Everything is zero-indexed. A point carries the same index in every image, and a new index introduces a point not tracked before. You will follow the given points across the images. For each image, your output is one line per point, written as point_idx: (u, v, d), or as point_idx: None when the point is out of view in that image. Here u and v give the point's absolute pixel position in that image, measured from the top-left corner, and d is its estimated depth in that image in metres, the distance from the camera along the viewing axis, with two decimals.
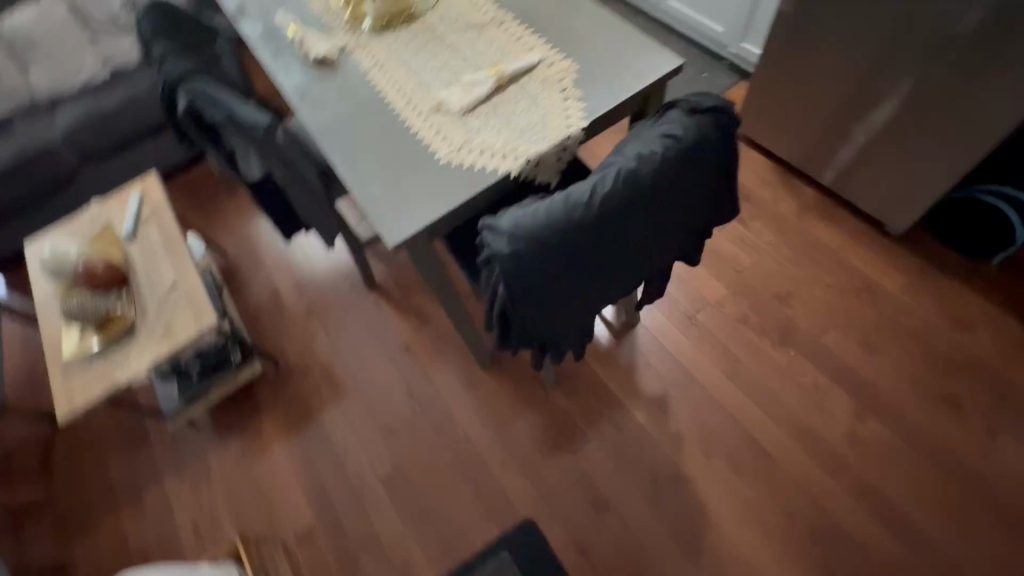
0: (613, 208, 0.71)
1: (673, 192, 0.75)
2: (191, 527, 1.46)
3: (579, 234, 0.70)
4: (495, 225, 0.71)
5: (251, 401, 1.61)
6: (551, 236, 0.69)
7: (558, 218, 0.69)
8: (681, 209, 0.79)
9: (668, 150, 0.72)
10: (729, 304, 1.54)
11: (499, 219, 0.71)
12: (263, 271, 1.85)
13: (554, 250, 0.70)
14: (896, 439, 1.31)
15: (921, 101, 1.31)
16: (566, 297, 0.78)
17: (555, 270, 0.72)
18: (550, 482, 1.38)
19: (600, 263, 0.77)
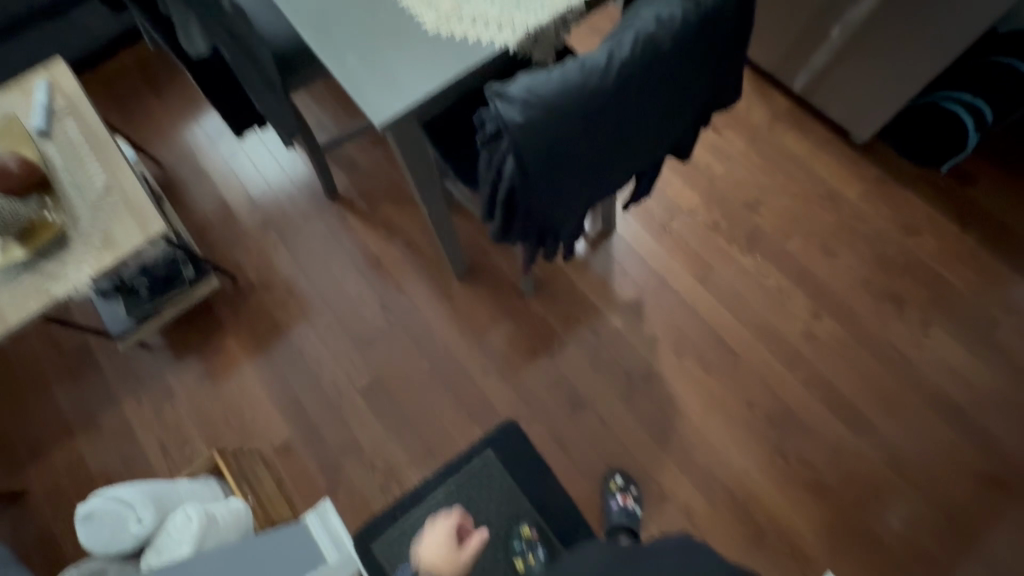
0: (631, 76, 0.67)
1: (688, 64, 0.72)
2: (158, 446, 1.40)
3: (594, 104, 0.66)
4: (506, 91, 0.65)
5: (210, 320, 1.51)
6: (567, 105, 0.65)
7: (575, 84, 0.65)
8: (692, 85, 0.76)
9: (687, 14, 0.68)
10: (701, 212, 1.57)
11: (510, 85, 0.66)
12: (207, 181, 1.67)
13: (569, 121, 0.66)
14: (845, 333, 1.43)
15: (900, 0, 1.30)
16: (574, 178, 0.76)
17: (568, 145, 0.69)
18: (530, 386, 1.41)
19: (610, 141, 0.73)
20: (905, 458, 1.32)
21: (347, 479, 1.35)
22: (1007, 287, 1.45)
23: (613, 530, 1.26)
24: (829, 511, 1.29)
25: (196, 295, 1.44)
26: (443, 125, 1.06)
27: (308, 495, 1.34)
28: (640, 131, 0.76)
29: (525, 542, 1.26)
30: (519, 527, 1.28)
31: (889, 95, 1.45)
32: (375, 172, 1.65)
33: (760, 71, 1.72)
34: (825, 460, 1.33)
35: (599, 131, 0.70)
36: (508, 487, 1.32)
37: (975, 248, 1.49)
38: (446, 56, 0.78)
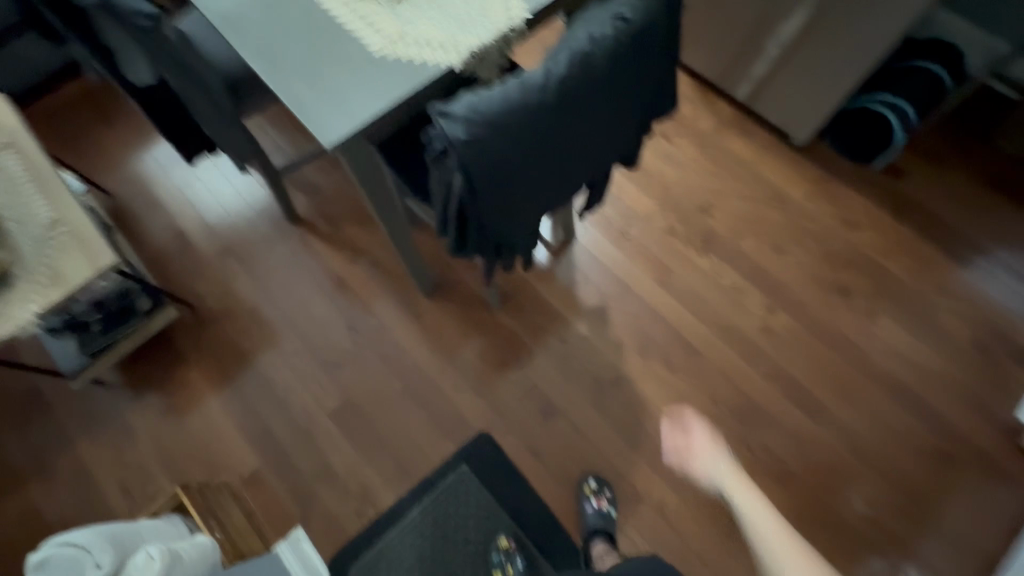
0: (568, 92, 0.71)
1: (623, 79, 0.76)
2: (118, 486, 1.34)
3: (535, 120, 0.69)
4: (449, 110, 0.68)
5: (170, 353, 1.47)
6: (509, 121, 0.68)
7: (515, 101, 0.68)
8: (630, 98, 0.80)
9: (618, 32, 0.72)
10: (657, 217, 1.62)
11: (453, 104, 0.68)
12: (162, 210, 1.64)
13: (512, 137, 0.69)
14: (799, 325, 1.50)
15: (824, 12, 1.40)
16: (523, 190, 0.78)
17: (512, 159, 0.72)
18: (501, 397, 1.42)
19: (554, 154, 0.77)
20: (862, 442, 1.39)
21: (320, 506, 1.32)
22: (943, 273, 1.55)
23: (590, 534, 1.26)
24: (796, 499, 1.33)
25: (153, 326, 1.40)
26: (397, 144, 1.08)
27: (280, 524, 1.31)
28: (584, 143, 0.80)
29: (503, 554, 1.25)
30: (497, 538, 1.27)
31: (822, 100, 1.55)
32: (336, 193, 1.65)
33: (704, 81, 1.80)
34: (789, 450, 1.38)
35: (543, 145, 0.74)
36: (484, 500, 1.32)
37: (911, 238, 1.59)
38: (393, 77, 0.80)
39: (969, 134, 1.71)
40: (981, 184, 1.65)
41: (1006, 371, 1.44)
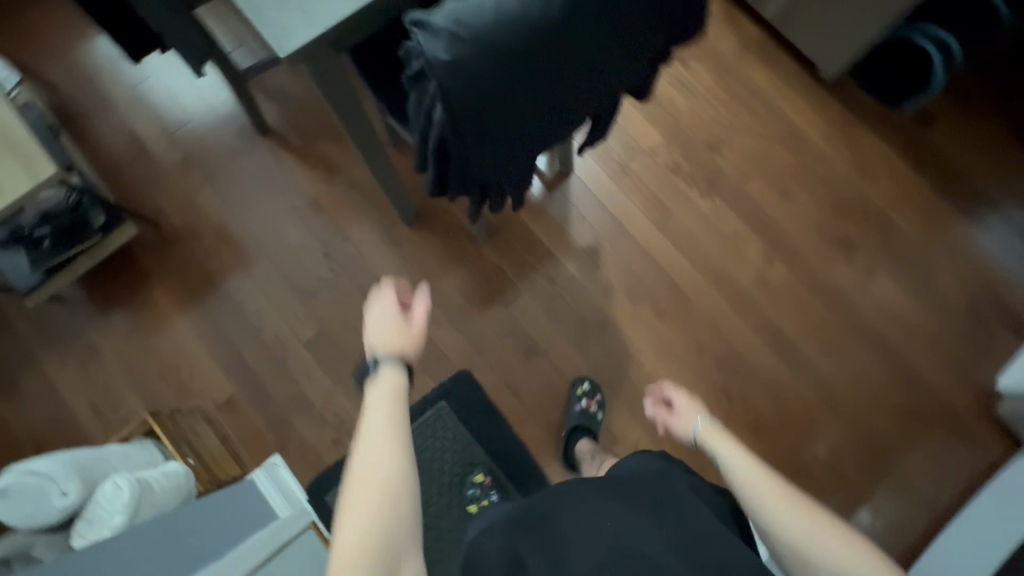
0: (577, 8, 0.59)
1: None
2: (88, 406, 1.31)
3: (535, 41, 0.59)
4: (432, 21, 0.57)
5: (133, 272, 1.38)
6: (505, 38, 0.57)
7: (509, 14, 0.57)
8: (648, 20, 0.68)
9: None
10: (662, 153, 1.50)
11: (436, 12, 0.57)
12: (112, 110, 1.46)
13: (505, 60, 0.58)
14: (795, 278, 1.44)
15: None
16: (518, 125, 0.67)
17: (504, 88, 0.61)
18: (483, 336, 1.38)
19: (555, 83, 0.65)
20: (840, 397, 1.40)
21: (296, 434, 1.32)
22: (951, 230, 1.48)
23: (573, 430, 1.30)
24: (766, 446, 1.36)
25: (112, 245, 1.29)
26: (372, 53, 0.92)
27: (256, 450, 1.31)
28: (592, 72, 0.68)
29: (478, 489, 1.27)
30: (473, 474, 1.28)
31: (861, 27, 1.37)
32: (309, 102, 1.47)
33: None
34: (766, 401, 1.38)
35: (545, 70, 0.62)
36: (462, 436, 1.32)
37: (927, 191, 1.50)
38: None
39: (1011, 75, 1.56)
40: (1012, 135, 1.53)
41: (994, 335, 1.43)
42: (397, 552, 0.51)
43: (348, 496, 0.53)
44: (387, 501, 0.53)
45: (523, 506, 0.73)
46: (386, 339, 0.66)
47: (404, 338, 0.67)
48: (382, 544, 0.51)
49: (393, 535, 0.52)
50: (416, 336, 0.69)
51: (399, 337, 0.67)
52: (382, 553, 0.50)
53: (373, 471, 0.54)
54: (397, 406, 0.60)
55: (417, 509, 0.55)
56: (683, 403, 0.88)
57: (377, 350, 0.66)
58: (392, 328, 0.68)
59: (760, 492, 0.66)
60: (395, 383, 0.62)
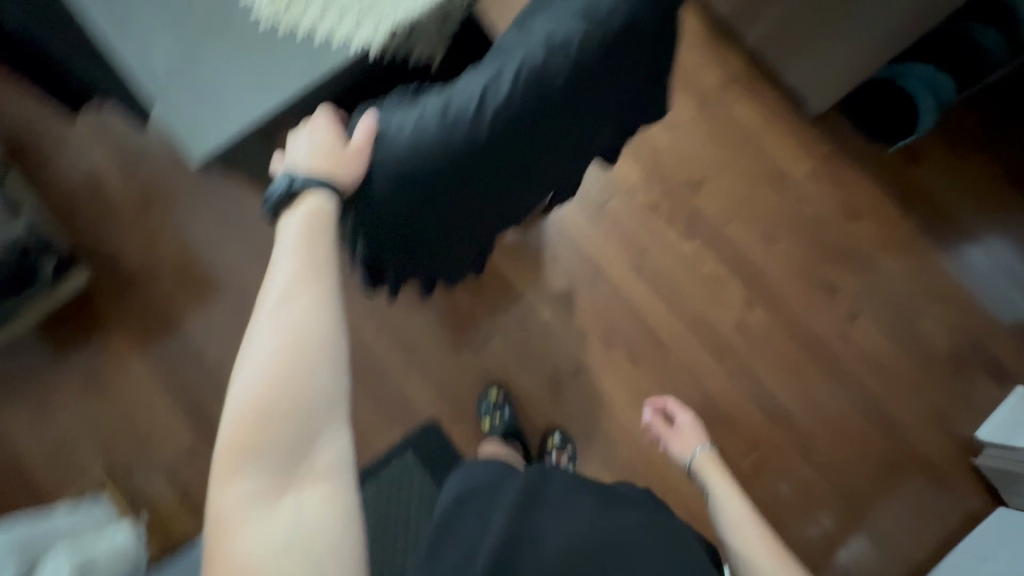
0: (512, 126, 0.52)
1: (594, 99, 0.57)
2: (43, 456, 1.27)
3: (465, 167, 0.53)
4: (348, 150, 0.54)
5: (90, 315, 1.33)
6: (425, 169, 0.51)
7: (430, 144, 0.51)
8: (603, 118, 0.61)
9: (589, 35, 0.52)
10: (641, 191, 1.44)
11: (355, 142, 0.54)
12: (67, 143, 1.39)
13: (430, 188, 0.53)
14: (776, 323, 1.40)
15: None
16: (454, 232, 0.62)
17: (433, 211, 0.56)
18: (453, 383, 1.34)
19: (495, 194, 0.59)
20: (817, 447, 1.36)
21: None
22: (937, 274, 1.44)
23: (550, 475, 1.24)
24: None
25: (67, 291, 1.27)
26: None
27: None
28: (539, 175, 0.62)
29: (492, 404, 1.32)
30: (487, 390, 1.33)
31: (849, 67, 1.32)
32: None
33: (716, 21, 1.52)
34: (743, 452, 1.35)
35: (481, 188, 0.56)
36: (429, 490, 1.28)
37: (913, 234, 1.45)
38: (289, 58, 0.61)
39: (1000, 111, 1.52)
40: (1002, 174, 1.48)
41: (975, 384, 1.40)
42: (313, 414, 0.43)
43: (252, 332, 0.44)
44: (305, 356, 0.44)
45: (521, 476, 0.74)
46: (308, 159, 0.52)
47: (335, 152, 0.53)
48: (296, 407, 0.43)
49: (308, 398, 0.43)
50: (355, 154, 0.53)
51: (329, 150, 0.53)
52: (299, 409, 0.43)
53: (288, 307, 0.44)
54: (322, 230, 0.49)
55: (346, 366, 0.46)
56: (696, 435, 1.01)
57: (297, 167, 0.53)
58: (315, 142, 0.54)
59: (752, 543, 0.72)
60: (316, 199, 0.50)
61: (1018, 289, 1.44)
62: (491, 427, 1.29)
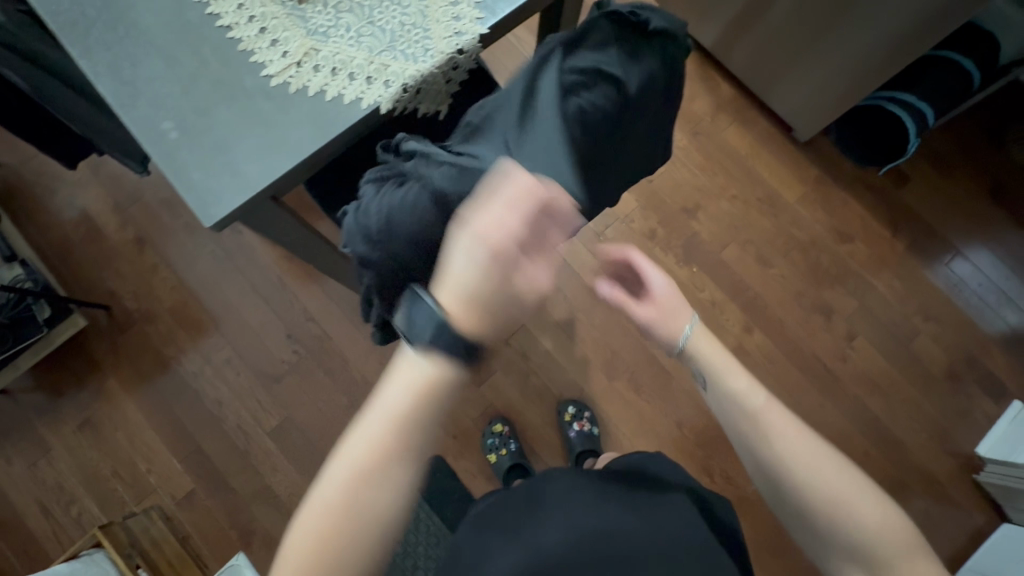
0: None
1: (599, 157, 0.58)
2: (38, 507, 1.24)
3: None
4: (361, 217, 0.53)
5: (85, 361, 1.31)
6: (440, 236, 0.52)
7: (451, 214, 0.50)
8: (607, 173, 0.62)
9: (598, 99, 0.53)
10: (637, 219, 1.46)
11: (369, 209, 0.53)
12: (61, 186, 1.38)
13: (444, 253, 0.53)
14: (775, 346, 1.42)
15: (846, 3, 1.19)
16: None
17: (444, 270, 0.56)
18: (456, 418, 1.34)
19: None
20: None
21: (260, 529, 1.25)
22: (929, 293, 1.47)
23: (578, 456, 1.28)
24: (749, 526, 1.33)
25: (60, 336, 1.23)
26: None
27: (218, 549, 1.24)
28: None
29: (497, 438, 1.31)
30: (491, 423, 1.32)
31: (832, 99, 1.35)
32: None
33: (704, 52, 1.56)
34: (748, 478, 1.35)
35: None
36: (435, 528, 1.26)
37: (904, 254, 1.48)
38: (298, 119, 0.60)
39: (984, 132, 1.55)
40: (986, 193, 1.52)
41: (972, 401, 1.42)
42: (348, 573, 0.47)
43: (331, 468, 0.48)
44: (362, 518, 0.47)
45: (524, 487, 0.79)
46: (460, 300, 0.47)
47: (503, 296, 0.47)
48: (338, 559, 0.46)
49: (352, 557, 0.47)
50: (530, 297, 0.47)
51: (490, 300, 0.47)
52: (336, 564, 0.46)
53: (368, 468, 0.47)
54: (433, 408, 0.49)
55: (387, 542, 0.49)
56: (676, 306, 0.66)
57: (449, 302, 0.48)
58: (479, 282, 0.46)
59: (825, 491, 0.55)
60: (443, 366, 0.48)
61: (1009, 304, 1.46)
62: (498, 461, 1.29)
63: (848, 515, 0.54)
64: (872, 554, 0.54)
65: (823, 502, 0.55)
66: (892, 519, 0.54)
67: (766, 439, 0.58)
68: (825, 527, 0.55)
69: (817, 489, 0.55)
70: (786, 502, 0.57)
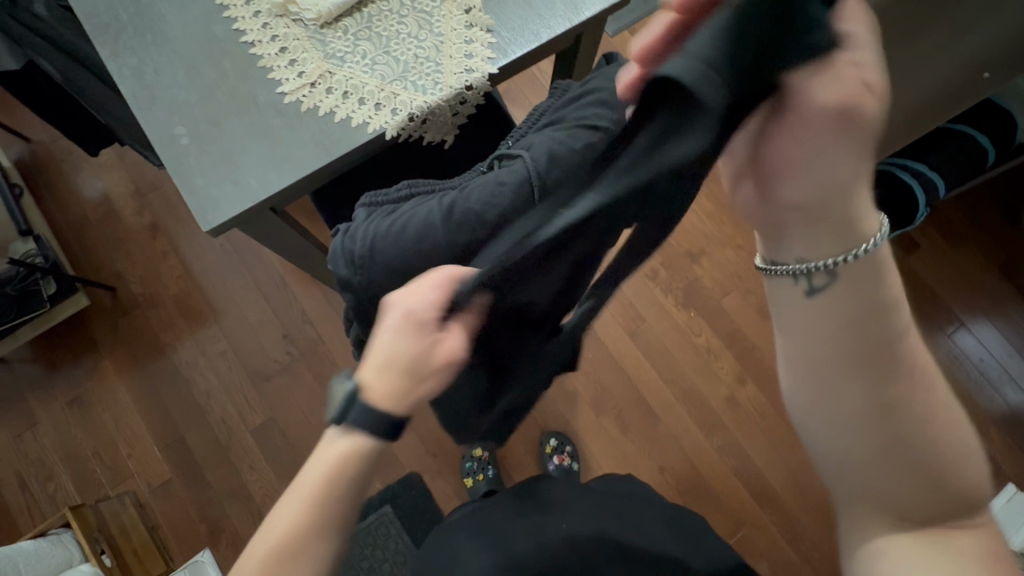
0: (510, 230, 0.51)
1: None
2: (16, 479, 1.26)
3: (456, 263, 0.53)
4: (347, 241, 0.55)
5: (84, 339, 1.34)
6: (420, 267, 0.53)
7: (432, 246, 0.51)
8: None
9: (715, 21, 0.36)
10: (641, 258, 1.47)
11: (355, 234, 0.55)
12: (85, 167, 1.43)
13: None
14: (767, 401, 1.39)
15: None
16: None
17: None
18: (439, 437, 1.35)
19: None
20: (806, 533, 1.31)
21: (230, 527, 1.25)
22: None
23: None
24: None
25: (62, 313, 1.27)
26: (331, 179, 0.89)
27: (185, 544, 1.24)
28: None
29: (476, 462, 1.31)
30: (472, 447, 1.33)
31: None
32: None
33: None
34: (726, 531, 1.32)
35: None
36: (404, 547, 1.26)
37: None
38: (305, 137, 0.62)
39: (997, 206, 1.54)
40: (995, 267, 1.50)
41: None
42: None
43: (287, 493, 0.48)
44: (300, 543, 0.46)
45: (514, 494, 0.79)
46: (381, 378, 0.47)
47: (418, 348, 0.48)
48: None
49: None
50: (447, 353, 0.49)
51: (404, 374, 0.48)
52: None
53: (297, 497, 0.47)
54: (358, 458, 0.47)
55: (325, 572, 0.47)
56: (866, 63, 0.38)
57: (369, 374, 0.48)
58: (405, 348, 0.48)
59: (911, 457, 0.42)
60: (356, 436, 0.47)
61: (1011, 382, 1.43)
62: (474, 485, 1.29)
63: (930, 466, 0.42)
64: (920, 492, 0.43)
65: (914, 442, 0.41)
66: (974, 476, 0.43)
67: (874, 364, 0.41)
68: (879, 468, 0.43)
69: (920, 425, 0.41)
70: (864, 433, 0.42)
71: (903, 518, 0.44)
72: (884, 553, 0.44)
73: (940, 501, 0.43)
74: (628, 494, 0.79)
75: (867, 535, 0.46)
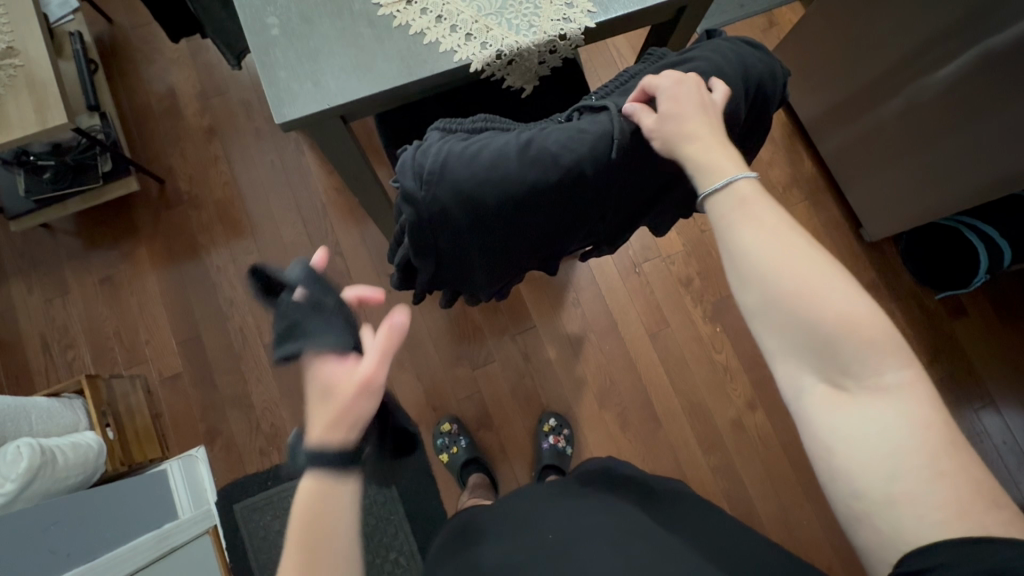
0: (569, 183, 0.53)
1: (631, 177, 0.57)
2: (39, 341, 1.31)
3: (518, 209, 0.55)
4: (419, 155, 0.54)
5: (126, 222, 1.38)
6: (489, 199, 0.53)
7: (503, 175, 0.51)
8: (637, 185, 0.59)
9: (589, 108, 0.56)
10: (678, 262, 1.44)
11: (427, 150, 0.54)
12: (158, 59, 1.45)
13: (483, 219, 0.55)
14: (773, 431, 1.36)
15: None
16: (483, 261, 0.65)
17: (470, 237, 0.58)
18: (443, 394, 1.36)
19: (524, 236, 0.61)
20: None
21: (226, 432, 1.28)
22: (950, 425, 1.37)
23: (543, 469, 1.29)
24: None
25: (113, 193, 1.29)
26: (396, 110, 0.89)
27: (182, 437, 1.28)
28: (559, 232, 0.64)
29: (447, 437, 1.31)
30: (441, 423, 1.33)
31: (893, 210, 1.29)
32: None
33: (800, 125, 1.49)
34: None
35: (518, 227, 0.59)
36: (386, 488, 1.29)
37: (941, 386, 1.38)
38: (391, 54, 0.61)
39: None
40: None
41: None
42: None
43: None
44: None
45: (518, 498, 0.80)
46: (324, 426, 0.50)
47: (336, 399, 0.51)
48: None
49: None
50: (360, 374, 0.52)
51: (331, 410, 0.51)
52: None
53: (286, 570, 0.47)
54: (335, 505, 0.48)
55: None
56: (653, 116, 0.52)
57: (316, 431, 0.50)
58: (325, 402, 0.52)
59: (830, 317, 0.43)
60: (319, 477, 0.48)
61: None
62: (450, 458, 1.29)
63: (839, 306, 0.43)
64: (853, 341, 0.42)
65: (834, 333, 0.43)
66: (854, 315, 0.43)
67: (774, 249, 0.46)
68: (822, 345, 0.43)
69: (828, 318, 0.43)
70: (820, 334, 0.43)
71: (846, 380, 0.43)
72: (849, 427, 0.41)
73: (870, 354, 0.42)
74: (629, 486, 0.77)
75: (825, 412, 0.43)
